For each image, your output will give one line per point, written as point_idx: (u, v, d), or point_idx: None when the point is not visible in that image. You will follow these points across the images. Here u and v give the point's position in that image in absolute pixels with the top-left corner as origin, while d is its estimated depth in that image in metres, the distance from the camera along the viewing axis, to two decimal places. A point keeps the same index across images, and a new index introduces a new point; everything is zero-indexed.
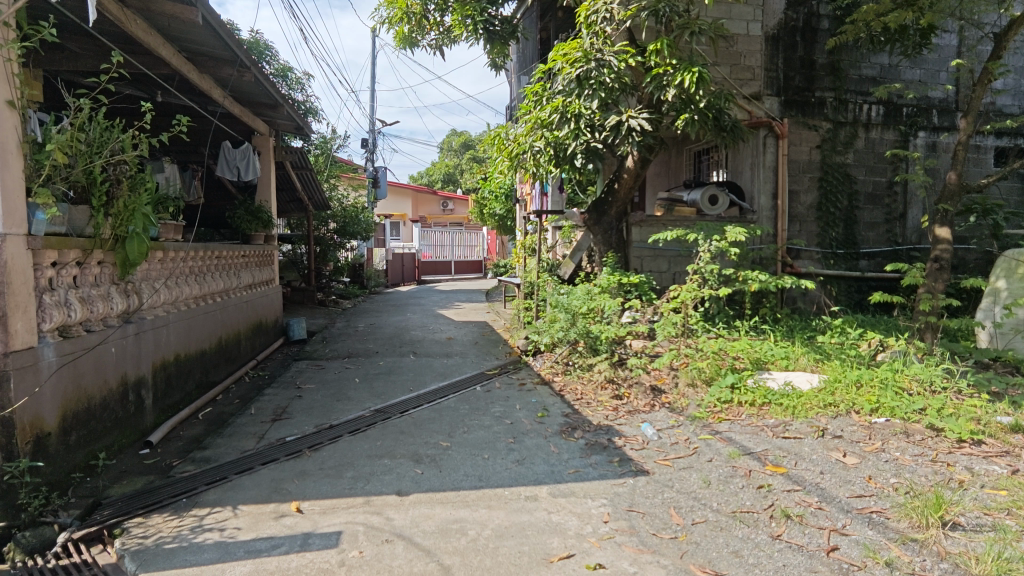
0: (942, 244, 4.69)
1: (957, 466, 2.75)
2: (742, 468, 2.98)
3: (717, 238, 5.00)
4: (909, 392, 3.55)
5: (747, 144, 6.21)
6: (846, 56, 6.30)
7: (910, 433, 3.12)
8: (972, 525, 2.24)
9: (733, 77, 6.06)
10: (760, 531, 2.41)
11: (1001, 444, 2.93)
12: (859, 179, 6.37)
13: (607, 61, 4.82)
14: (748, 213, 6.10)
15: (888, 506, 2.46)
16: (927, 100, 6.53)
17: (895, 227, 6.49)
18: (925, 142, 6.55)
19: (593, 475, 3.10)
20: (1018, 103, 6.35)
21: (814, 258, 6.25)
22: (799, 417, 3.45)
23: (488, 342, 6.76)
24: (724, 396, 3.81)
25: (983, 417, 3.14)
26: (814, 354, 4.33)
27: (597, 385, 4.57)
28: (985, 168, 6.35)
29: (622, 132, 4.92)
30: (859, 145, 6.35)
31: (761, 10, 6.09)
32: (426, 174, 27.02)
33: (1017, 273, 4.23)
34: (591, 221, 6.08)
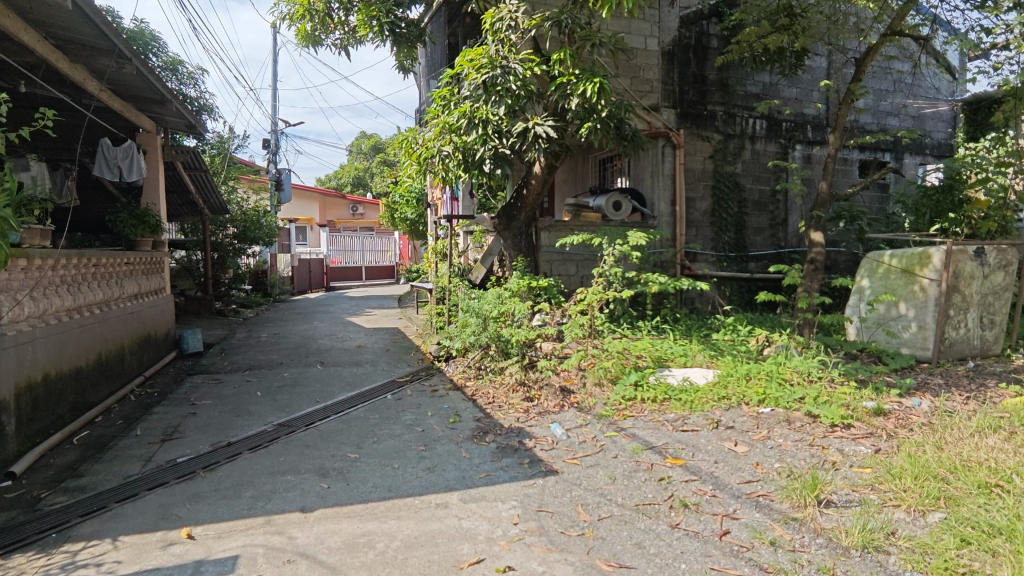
0: (817, 247, 5.15)
1: (830, 449, 3.01)
2: (644, 463, 3.11)
3: (620, 242, 5.20)
4: (791, 382, 3.86)
5: (647, 153, 6.53)
6: (733, 73, 6.79)
7: (791, 420, 3.40)
8: (842, 502, 2.45)
9: (633, 88, 6.35)
10: (660, 522, 2.53)
11: (866, 427, 3.24)
12: (747, 188, 6.88)
13: (512, 68, 4.90)
14: (648, 219, 6.40)
15: (772, 489, 2.65)
16: (803, 116, 7.17)
17: (779, 232, 7.08)
18: (801, 154, 7.21)
19: (503, 478, 3.12)
20: (877, 121, 7.13)
21: (709, 260, 6.69)
22: (696, 410, 3.67)
23: (400, 349, 6.64)
24: (628, 394, 3.98)
25: (852, 403, 3.44)
26: (709, 351, 4.61)
27: (509, 388, 4.62)
28: (851, 178, 7.07)
29: (528, 138, 5.00)
30: (746, 156, 6.86)
31: (658, 26, 6.44)
32: (334, 178, 26.16)
33: (878, 272, 4.70)
34: (501, 227, 6.03)
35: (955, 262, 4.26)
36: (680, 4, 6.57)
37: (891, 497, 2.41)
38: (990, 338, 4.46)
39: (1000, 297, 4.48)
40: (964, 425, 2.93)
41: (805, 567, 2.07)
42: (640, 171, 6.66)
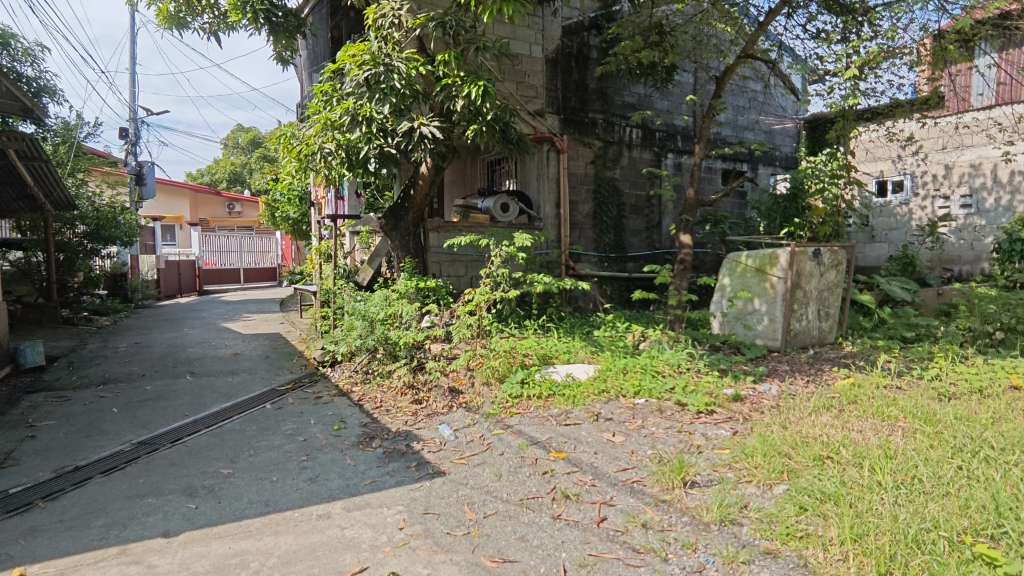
0: (685, 248, 5.57)
1: (696, 434, 3.26)
2: (529, 458, 3.20)
3: (506, 243, 5.29)
4: (663, 374, 4.15)
5: (533, 156, 6.72)
6: (611, 83, 7.16)
7: (663, 409, 3.66)
8: (705, 481, 2.67)
9: (519, 93, 6.50)
10: (543, 514, 2.61)
11: (726, 411, 3.54)
12: (625, 192, 7.30)
13: (396, 66, 4.83)
14: (535, 220, 6.59)
15: (645, 474, 2.83)
16: (673, 126, 7.73)
17: (654, 234, 7.59)
18: (673, 162, 7.78)
19: (389, 484, 3.07)
20: (736, 134, 7.88)
21: (592, 261, 7.00)
22: (578, 404, 3.84)
23: (281, 355, 6.29)
24: (515, 392, 4.07)
25: (714, 391, 3.76)
26: (591, 347, 4.84)
27: (397, 391, 4.55)
28: (714, 185, 7.75)
29: (414, 138, 4.95)
30: (624, 162, 7.27)
31: (541, 34, 6.65)
32: (206, 172, 24.16)
33: (736, 271, 5.17)
34: (388, 227, 6.00)
35: (798, 262, 4.80)
36: (562, 14, 6.83)
37: (745, 475, 2.63)
38: (826, 328, 5.05)
39: (834, 292, 5.08)
40: (804, 406, 3.27)
41: (672, 545, 2.24)
42: (526, 175, 6.85)
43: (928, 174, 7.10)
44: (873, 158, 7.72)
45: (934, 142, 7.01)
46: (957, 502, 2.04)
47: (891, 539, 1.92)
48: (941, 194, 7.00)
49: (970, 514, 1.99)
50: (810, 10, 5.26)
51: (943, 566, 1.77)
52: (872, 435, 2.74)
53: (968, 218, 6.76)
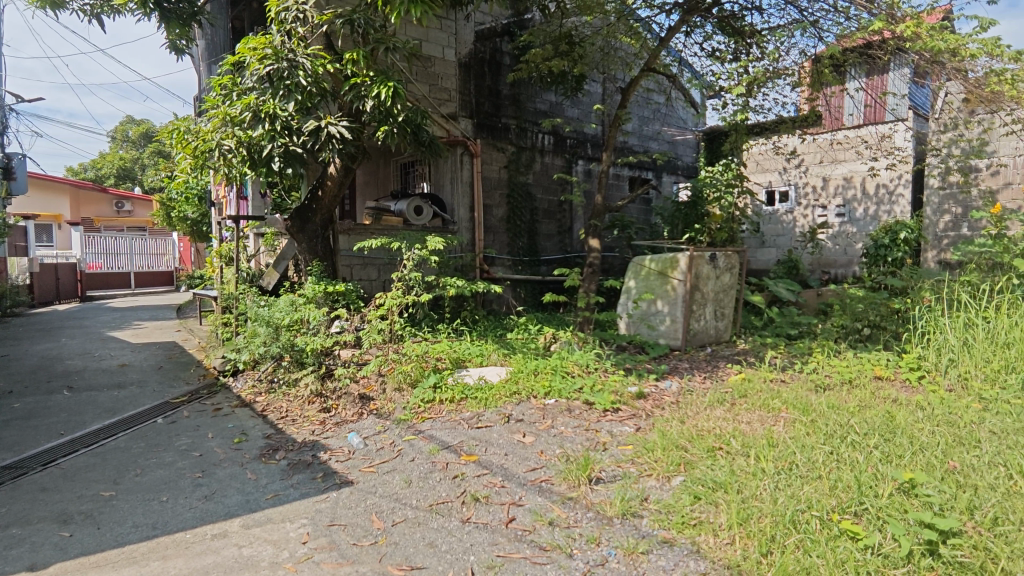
0: (594, 252, 5.77)
1: (602, 431, 3.38)
2: (440, 462, 3.18)
3: (419, 246, 5.26)
4: (572, 374, 4.27)
5: (447, 160, 6.70)
6: (524, 90, 7.28)
7: (571, 408, 3.77)
8: (609, 477, 2.77)
9: (432, 96, 6.47)
10: (452, 518, 2.60)
11: (630, 408, 3.69)
12: (538, 197, 7.45)
13: (300, 62, 4.64)
14: (448, 224, 6.60)
15: (553, 473, 2.90)
16: (583, 134, 7.99)
17: (566, 239, 7.80)
18: (583, 169, 8.03)
19: (293, 497, 2.94)
20: (641, 143, 8.27)
21: (506, 264, 7.09)
22: (490, 407, 3.87)
23: (176, 365, 5.87)
24: (427, 396, 4.03)
25: (620, 389, 3.92)
26: (503, 349, 4.90)
27: (304, 400, 4.38)
28: (621, 192, 8.08)
29: (321, 138, 4.78)
30: (536, 167, 7.42)
31: (454, 38, 6.66)
32: (91, 167, 22.09)
33: (641, 274, 5.41)
34: (294, 228, 5.70)
35: (696, 265, 5.11)
36: (475, 19, 6.88)
37: (646, 469, 2.75)
38: (722, 327, 5.39)
39: (728, 293, 5.43)
40: (700, 401, 3.47)
41: (577, 540, 2.30)
42: (440, 178, 6.81)
43: (809, 186, 7.77)
44: (762, 170, 8.29)
45: (813, 156, 7.71)
46: (828, 483, 2.17)
47: (771, 521, 2.06)
48: (819, 204, 7.68)
49: (839, 493, 2.12)
50: (706, 30, 5.61)
51: (815, 543, 1.91)
52: (758, 426, 2.95)
53: (842, 226, 7.47)
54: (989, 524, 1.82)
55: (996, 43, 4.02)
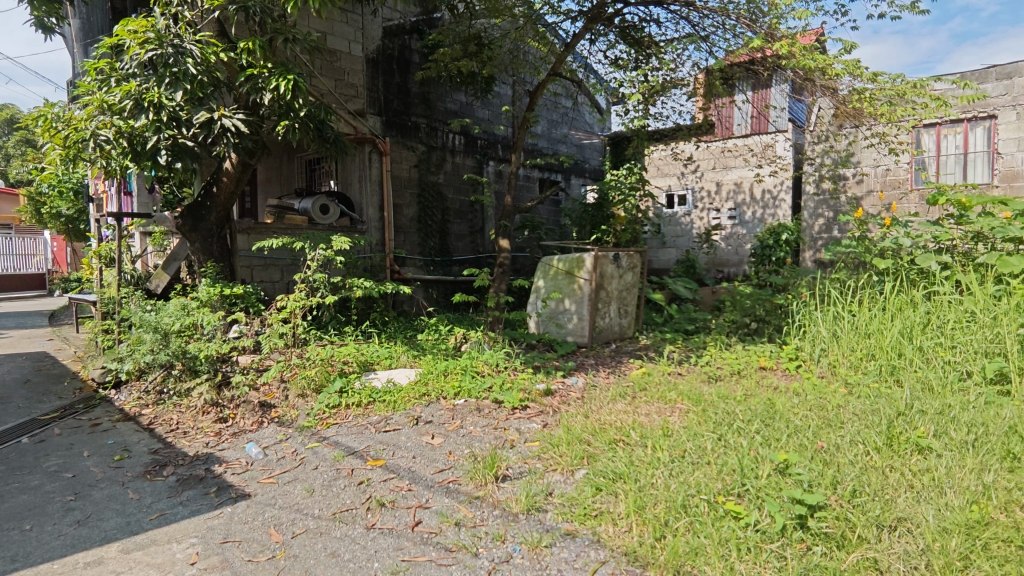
0: (504, 252, 5.82)
1: (511, 429, 3.42)
2: (345, 469, 3.08)
3: (324, 246, 5.07)
4: (482, 374, 4.30)
5: (354, 158, 6.51)
6: (434, 89, 7.22)
7: (481, 408, 3.78)
8: (515, 474, 2.80)
9: (337, 91, 6.28)
10: (356, 526, 2.53)
11: (538, 405, 3.76)
12: (449, 197, 7.43)
13: (188, 49, 4.32)
14: (356, 223, 6.43)
15: (461, 473, 2.89)
16: (493, 135, 8.07)
17: (477, 239, 7.84)
18: (494, 170, 8.11)
19: (182, 515, 2.74)
20: (550, 146, 8.49)
21: (417, 264, 7.00)
22: (399, 409, 3.81)
23: (48, 378, 5.30)
24: (332, 402, 3.90)
25: (528, 387, 3.98)
26: (413, 351, 4.84)
27: (198, 411, 4.10)
28: (531, 193, 8.23)
29: (214, 131, 4.48)
30: (447, 167, 7.39)
31: (361, 33, 6.50)
32: None
33: (549, 273, 5.55)
34: (186, 227, 5.34)
35: (601, 265, 5.29)
36: (382, 15, 6.75)
37: (551, 464, 2.81)
38: (625, 324, 5.62)
39: (631, 292, 5.66)
40: (604, 395, 3.60)
41: (482, 539, 2.30)
42: (347, 176, 6.62)
43: (704, 190, 8.28)
44: (662, 174, 8.71)
45: (707, 163, 8.23)
46: (715, 468, 2.32)
47: (664, 507, 2.16)
48: (714, 207, 8.20)
49: (724, 477, 2.26)
50: (609, 38, 5.81)
51: (702, 525, 2.03)
52: (656, 417, 3.10)
53: (733, 228, 8.02)
54: (850, 496, 2.00)
55: (856, 64, 4.46)
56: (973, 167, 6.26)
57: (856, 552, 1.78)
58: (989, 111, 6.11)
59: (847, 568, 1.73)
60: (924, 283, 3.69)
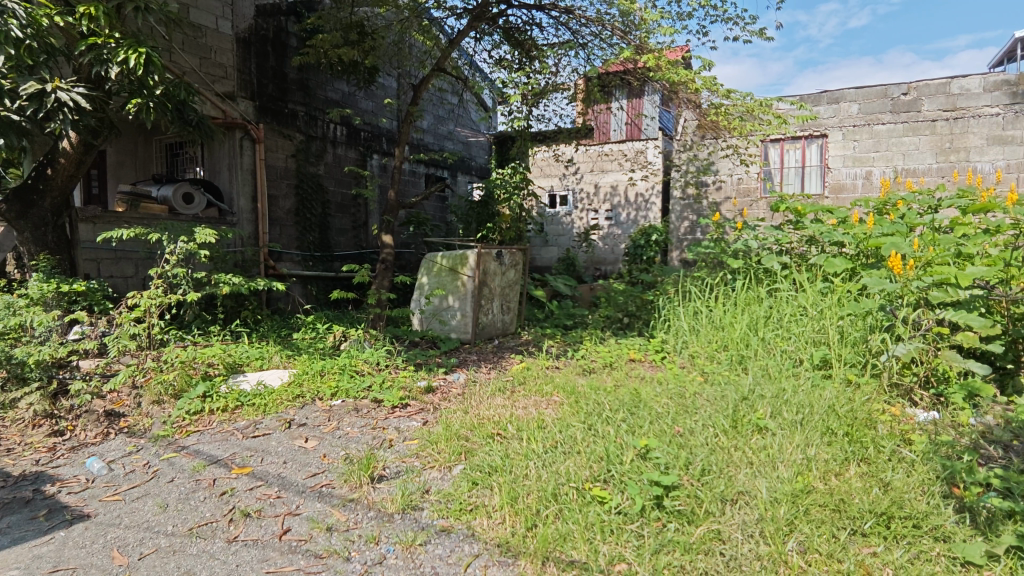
0: (386, 248, 5.69)
1: (389, 428, 3.35)
2: (206, 479, 2.85)
3: (185, 238, 4.65)
4: (361, 373, 4.18)
5: (223, 144, 6.04)
6: (312, 76, 6.87)
7: (359, 408, 3.67)
8: (392, 473, 2.75)
9: (203, 71, 5.77)
10: (215, 540, 2.34)
11: (419, 403, 3.72)
12: (329, 190, 7.13)
13: (9, 8, 3.72)
14: (225, 215, 5.98)
15: (335, 476, 2.78)
16: (377, 128, 7.87)
17: (360, 234, 7.60)
18: (378, 163, 7.91)
19: (2, 544, 2.38)
20: (435, 142, 8.43)
21: (294, 260, 6.63)
22: (269, 413, 3.59)
23: None
24: (193, 408, 3.59)
25: (409, 385, 3.93)
26: (287, 351, 4.59)
27: (26, 425, 3.58)
28: (416, 189, 8.13)
29: (47, 105, 3.93)
30: (327, 159, 7.08)
31: (230, 10, 6.02)
32: None
33: (433, 270, 5.54)
34: (13, 214, 4.65)
35: (484, 261, 5.35)
36: None
37: (429, 461, 2.80)
38: (508, 320, 5.72)
39: (513, 288, 5.77)
40: (484, 391, 3.65)
41: (355, 542, 2.23)
42: (216, 163, 6.14)
43: (584, 192, 8.64)
44: (545, 175, 8.96)
45: (586, 165, 8.59)
46: (586, 456, 2.44)
47: (536, 497, 2.24)
48: (593, 208, 8.58)
49: (592, 465, 2.38)
50: (494, 38, 5.88)
51: (571, 511, 2.13)
52: (532, 410, 3.19)
53: (610, 229, 8.45)
54: (700, 475, 2.18)
55: (714, 81, 4.87)
56: (809, 179, 7.11)
57: (702, 526, 1.95)
58: (821, 130, 6.96)
59: (695, 540, 1.90)
60: (767, 281, 4.13)
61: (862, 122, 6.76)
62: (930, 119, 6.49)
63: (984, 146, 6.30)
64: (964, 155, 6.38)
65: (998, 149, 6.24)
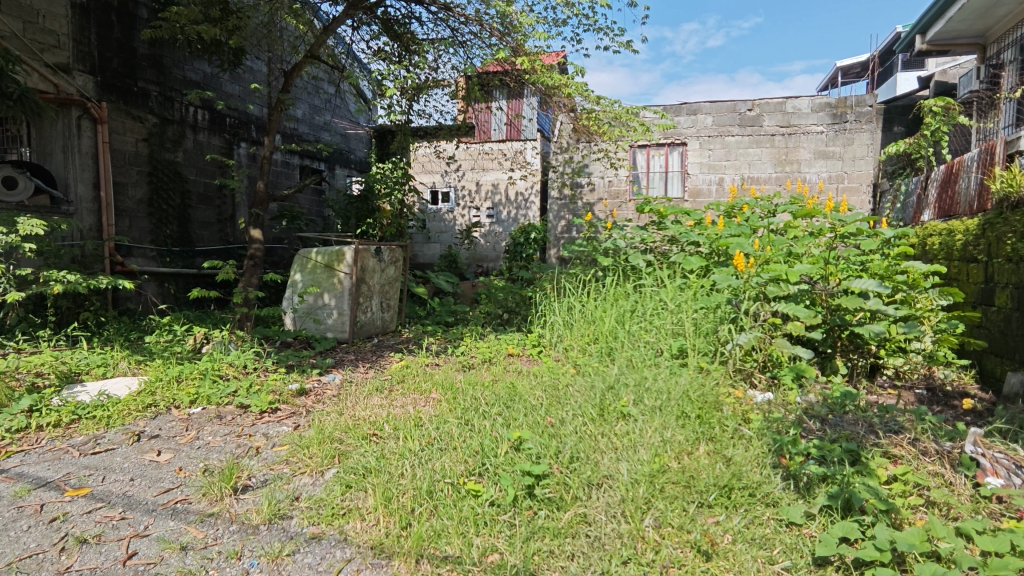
0: (255, 243, 5.32)
1: (256, 435, 3.14)
2: (31, 506, 2.49)
3: (7, 229, 4.02)
4: (225, 377, 3.88)
5: (56, 122, 5.31)
6: (167, 53, 6.23)
7: (222, 415, 3.41)
8: (258, 483, 2.59)
9: (28, 37, 5.00)
10: (42, 574, 2.05)
11: (291, 407, 3.52)
12: (189, 179, 6.54)
13: None
14: (61, 203, 5.23)
15: (192, 491, 2.55)
16: (246, 114, 7.34)
17: (226, 228, 7.05)
18: (246, 152, 7.37)
19: None
20: (310, 132, 8.03)
21: (147, 256, 6.01)
22: (114, 426, 3.22)
23: None
24: (16, 425, 3.12)
25: (279, 388, 3.70)
26: (137, 356, 4.14)
27: None
28: (289, 181, 7.70)
29: None
30: (187, 145, 6.49)
31: None
32: None
33: (308, 267, 5.28)
34: None
35: (362, 258, 5.19)
36: None
37: (300, 466, 2.66)
38: (388, 318, 5.60)
39: (393, 286, 5.66)
40: (360, 391, 3.54)
41: (213, 560, 2.06)
42: (46, 144, 5.37)
43: (465, 189, 8.68)
44: (427, 171, 8.88)
45: (468, 163, 8.64)
46: (462, 451, 2.46)
47: (412, 495, 2.22)
48: (474, 206, 8.66)
49: (467, 459, 2.41)
50: (372, 28, 5.71)
51: (445, 507, 2.14)
52: (410, 408, 3.16)
53: (491, 227, 8.58)
54: (568, 462, 2.30)
55: (586, 87, 5.13)
56: (671, 183, 7.71)
57: (570, 510, 2.06)
58: (681, 139, 7.57)
59: (563, 525, 1.99)
60: (634, 277, 4.43)
61: (715, 133, 7.44)
62: (770, 134, 7.30)
63: (811, 159, 7.20)
64: (796, 167, 7.25)
65: (822, 163, 7.17)
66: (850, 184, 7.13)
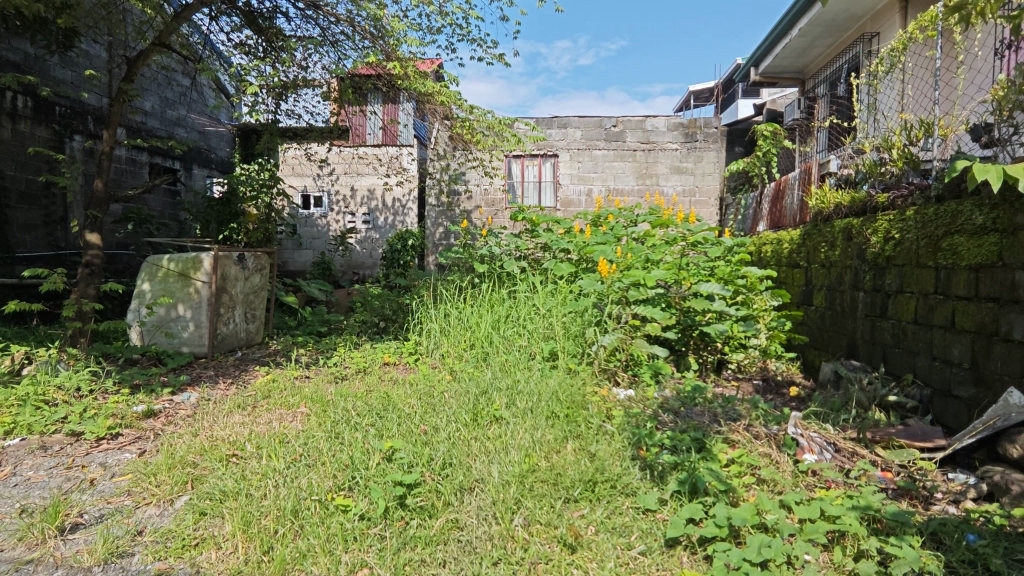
0: (91, 249, 4.73)
1: (91, 466, 2.78)
2: None
3: None
4: (53, 403, 3.40)
5: None
6: None
7: (47, 446, 2.98)
8: (91, 520, 2.29)
9: None
10: None
11: (135, 431, 3.16)
12: (6, 174, 5.67)
13: None
14: None
15: (5, 536, 2.20)
16: (81, 103, 6.50)
17: (55, 232, 6.19)
18: (81, 146, 6.52)
19: None
20: (160, 127, 7.31)
21: None
22: None
23: None
24: None
25: (120, 411, 3.30)
26: None
27: None
28: (136, 179, 6.94)
29: None
30: (3, 135, 5.62)
31: None
32: None
33: (157, 276, 4.77)
34: None
35: (222, 266, 4.81)
36: None
37: (144, 497, 2.40)
38: (253, 330, 5.22)
39: (259, 295, 5.31)
40: (219, 409, 3.28)
41: None
42: None
43: (339, 194, 8.38)
44: (297, 174, 8.46)
45: (342, 167, 8.35)
46: (332, 466, 2.37)
47: (274, 517, 2.09)
48: (349, 211, 8.38)
49: (336, 474, 2.32)
50: (232, 20, 5.34)
51: (311, 526, 2.04)
52: (275, 424, 2.98)
53: (367, 232, 8.36)
54: (440, 469, 2.31)
55: (459, 97, 5.21)
56: (544, 193, 8.02)
57: (441, 517, 2.06)
58: (552, 151, 7.90)
59: (434, 533, 1.99)
60: (508, 283, 4.54)
61: (584, 146, 7.86)
62: (632, 149, 7.85)
63: (668, 174, 7.86)
64: (655, 180, 7.88)
65: (677, 177, 7.85)
66: (701, 198, 7.87)
